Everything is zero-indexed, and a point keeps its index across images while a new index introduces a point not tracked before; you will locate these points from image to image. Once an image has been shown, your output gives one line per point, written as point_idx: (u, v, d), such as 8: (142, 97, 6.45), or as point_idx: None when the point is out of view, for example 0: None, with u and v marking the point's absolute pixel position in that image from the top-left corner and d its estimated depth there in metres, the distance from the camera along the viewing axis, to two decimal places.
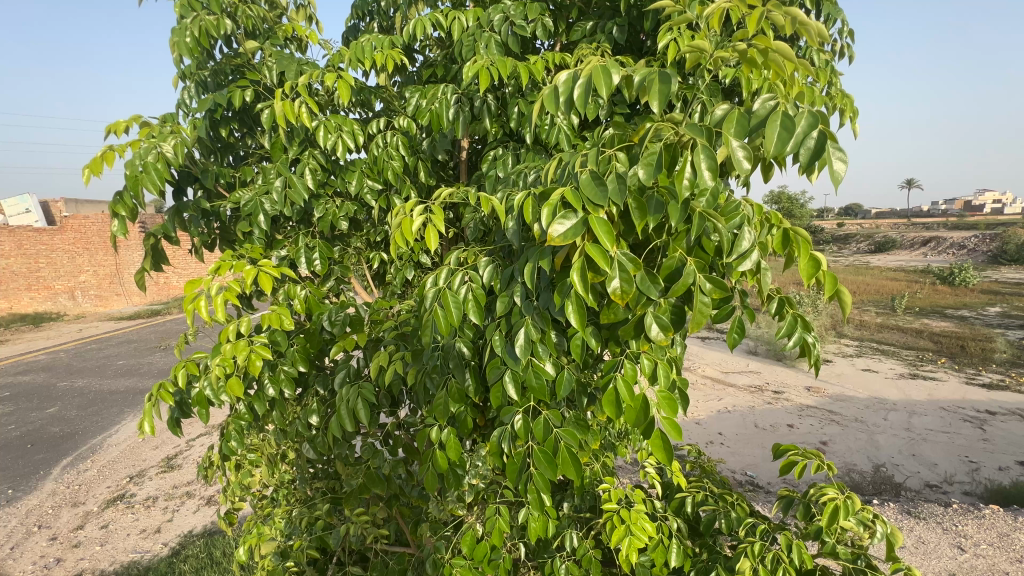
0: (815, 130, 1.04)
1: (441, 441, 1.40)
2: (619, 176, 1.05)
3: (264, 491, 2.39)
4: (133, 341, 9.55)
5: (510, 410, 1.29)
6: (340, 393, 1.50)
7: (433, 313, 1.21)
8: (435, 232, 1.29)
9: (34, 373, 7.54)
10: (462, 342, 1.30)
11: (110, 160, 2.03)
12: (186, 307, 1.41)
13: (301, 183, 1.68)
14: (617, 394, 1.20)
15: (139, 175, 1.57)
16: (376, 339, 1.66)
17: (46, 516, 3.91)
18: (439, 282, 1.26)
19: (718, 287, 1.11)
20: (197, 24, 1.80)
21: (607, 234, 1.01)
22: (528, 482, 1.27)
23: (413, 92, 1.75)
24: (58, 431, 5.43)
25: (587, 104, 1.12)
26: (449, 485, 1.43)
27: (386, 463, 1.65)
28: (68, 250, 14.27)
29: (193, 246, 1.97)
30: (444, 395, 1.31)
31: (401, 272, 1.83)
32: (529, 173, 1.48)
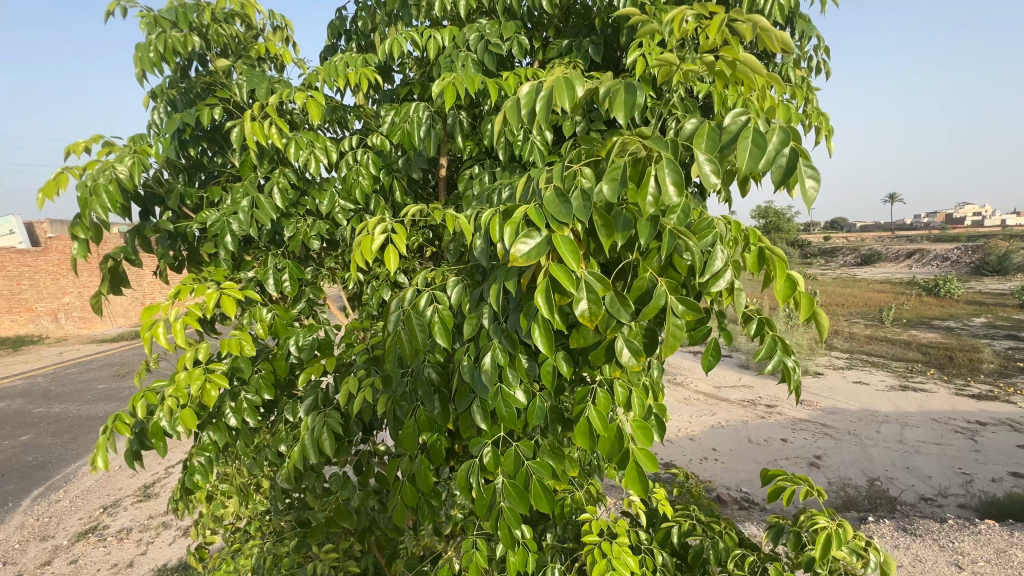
0: (785, 147, 1.05)
1: (412, 472, 1.33)
2: (585, 194, 1.03)
3: (239, 523, 2.31)
4: (114, 364, 9.32)
5: (479, 441, 1.26)
6: (305, 421, 1.47)
7: (398, 337, 1.18)
8: (396, 251, 1.26)
9: (11, 399, 7.32)
10: (431, 365, 1.26)
11: (65, 181, 1.95)
12: (143, 335, 1.36)
13: (269, 203, 1.65)
14: (590, 424, 1.16)
15: (89, 196, 1.55)
16: (347, 362, 1.65)
17: (12, 551, 3.74)
18: (402, 304, 1.22)
19: (690, 308, 1.08)
20: (163, 40, 1.79)
21: (571, 254, 1.00)
22: (499, 517, 1.20)
23: (389, 110, 1.75)
24: (31, 460, 5.24)
25: (552, 119, 1.11)
26: (424, 519, 1.37)
27: (356, 495, 1.59)
28: (53, 272, 14.03)
29: (159, 268, 1.92)
30: (412, 425, 1.24)
31: (378, 293, 1.76)
32: (502, 190, 1.46)
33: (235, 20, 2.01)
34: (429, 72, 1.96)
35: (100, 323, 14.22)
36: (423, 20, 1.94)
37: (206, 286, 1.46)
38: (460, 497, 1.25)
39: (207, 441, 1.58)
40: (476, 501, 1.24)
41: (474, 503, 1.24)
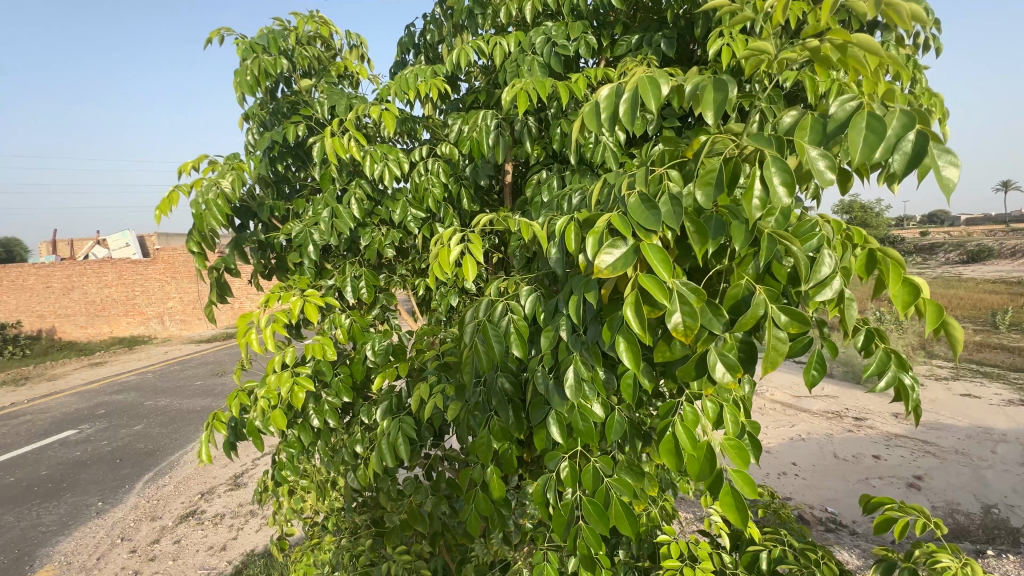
0: (912, 133, 0.92)
1: (485, 481, 1.35)
2: (675, 199, 0.99)
3: (316, 516, 2.44)
4: (210, 363, 10.28)
5: (555, 455, 1.26)
6: (381, 426, 1.53)
7: (475, 349, 1.20)
8: (473, 262, 1.27)
9: (127, 392, 8.30)
10: (504, 376, 1.27)
11: (176, 199, 2.10)
12: (240, 340, 1.49)
13: (347, 213, 1.74)
14: (677, 442, 1.11)
15: (205, 210, 1.71)
16: (419, 367, 1.70)
17: (129, 529, 4.21)
18: (478, 315, 1.25)
19: (794, 319, 1.01)
20: (258, 65, 1.93)
21: (661, 263, 0.96)
22: (578, 536, 1.19)
23: (456, 119, 1.78)
24: (143, 448, 5.89)
25: (633, 121, 1.07)
26: (496, 529, 1.37)
27: (428, 500, 1.62)
28: (159, 279, 15.67)
29: (252, 276, 2.08)
30: (486, 435, 1.26)
31: (446, 299, 1.80)
32: (573, 197, 1.43)
33: (316, 43, 2.16)
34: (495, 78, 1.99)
35: (198, 326, 15.76)
36: (488, 28, 1.96)
37: (292, 293, 1.57)
38: (538, 514, 1.25)
39: (291, 439, 1.71)
40: (556, 519, 1.21)
41: (553, 522, 1.21)
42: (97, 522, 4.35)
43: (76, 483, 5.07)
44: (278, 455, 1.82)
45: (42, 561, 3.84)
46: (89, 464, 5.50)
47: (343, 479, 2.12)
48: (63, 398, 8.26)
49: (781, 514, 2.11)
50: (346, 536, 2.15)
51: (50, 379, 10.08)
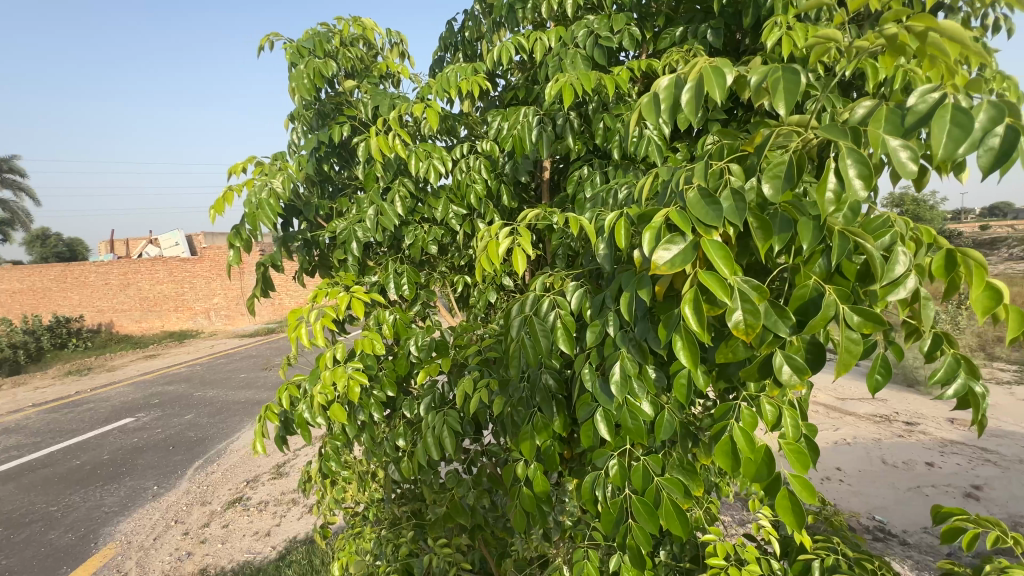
0: (1002, 126, 0.85)
1: (528, 476, 1.38)
2: (737, 194, 0.98)
3: (356, 506, 2.51)
4: (253, 357, 10.73)
5: (603, 453, 1.23)
6: (425, 419, 1.55)
7: (522, 343, 1.21)
8: (523, 255, 1.27)
9: (178, 383, 8.77)
10: (548, 373, 1.27)
11: (229, 199, 2.20)
12: (290, 333, 1.54)
13: (391, 211, 1.78)
14: (733, 444, 1.09)
15: (257, 209, 1.77)
16: (460, 363, 1.68)
17: (181, 512, 4.45)
18: (525, 310, 1.26)
19: (868, 319, 0.97)
20: (308, 68, 1.98)
21: (722, 260, 0.94)
22: (627, 533, 1.20)
23: (496, 116, 1.78)
24: (193, 436, 6.22)
25: (695, 112, 1.05)
26: (537, 525, 1.38)
27: (470, 494, 1.65)
28: (206, 276, 16.46)
29: (298, 273, 2.15)
30: (529, 430, 1.26)
31: (484, 296, 1.82)
32: (618, 191, 1.43)
33: (358, 44, 2.21)
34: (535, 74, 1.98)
35: (242, 321, 16.46)
36: (527, 24, 1.96)
37: (338, 290, 1.63)
38: (586, 512, 1.24)
39: (337, 431, 1.75)
40: (604, 516, 1.22)
41: (600, 518, 1.23)
42: (153, 504, 4.63)
43: (134, 468, 5.40)
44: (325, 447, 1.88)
45: (104, 538, 4.12)
46: (145, 450, 5.84)
47: (383, 471, 2.17)
48: (121, 387, 8.81)
49: (833, 522, 2.03)
50: (386, 527, 2.21)
51: (109, 369, 10.77)
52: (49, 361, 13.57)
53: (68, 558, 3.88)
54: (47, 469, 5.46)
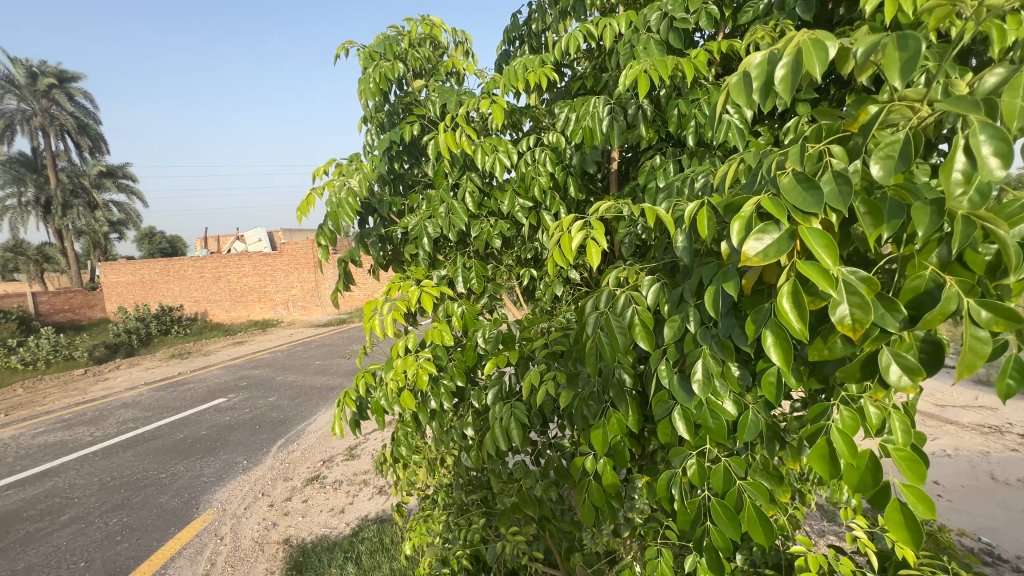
0: None
1: (598, 471, 1.35)
2: (840, 177, 0.90)
3: (426, 490, 2.62)
4: (326, 345, 11.46)
5: (681, 451, 1.22)
6: (493, 410, 1.58)
7: (597, 339, 1.20)
8: (595, 249, 1.26)
9: (262, 368, 9.56)
10: (622, 370, 1.25)
11: (312, 200, 2.34)
12: (366, 325, 1.63)
13: (460, 206, 1.82)
14: (831, 446, 1.04)
15: (337, 208, 1.89)
16: (527, 357, 1.70)
17: (268, 486, 4.87)
18: (600, 306, 1.24)
19: (1000, 315, 0.85)
20: (378, 72, 2.06)
21: (824, 249, 0.87)
22: (705, 537, 1.19)
23: (563, 107, 1.76)
24: (276, 417, 6.77)
25: (790, 89, 0.99)
26: (606, 520, 1.35)
27: (538, 486, 1.68)
28: (286, 270, 17.77)
29: (373, 267, 2.26)
30: (601, 425, 1.25)
31: (550, 289, 1.83)
32: (696, 179, 1.38)
33: (426, 43, 2.27)
34: (603, 62, 1.94)
35: (316, 311, 17.62)
36: (594, 12, 1.92)
37: (410, 283, 1.70)
38: (663, 508, 1.24)
39: (408, 418, 1.83)
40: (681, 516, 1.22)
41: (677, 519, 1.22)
42: (244, 477, 5.10)
43: (227, 443, 5.97)
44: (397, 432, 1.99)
45: (204, 505, 4.60)
46: (236, 428, 6.44)
47: (451, 458, 2.26)
48: (215, 370, 9.75)
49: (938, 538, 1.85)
50: (454, 512, 2.29)
51: (205, 354, 11.94)
52: (156, 345, 15.28)
53: (174, 520, 4.36)
54: (156, 441, 6.17)
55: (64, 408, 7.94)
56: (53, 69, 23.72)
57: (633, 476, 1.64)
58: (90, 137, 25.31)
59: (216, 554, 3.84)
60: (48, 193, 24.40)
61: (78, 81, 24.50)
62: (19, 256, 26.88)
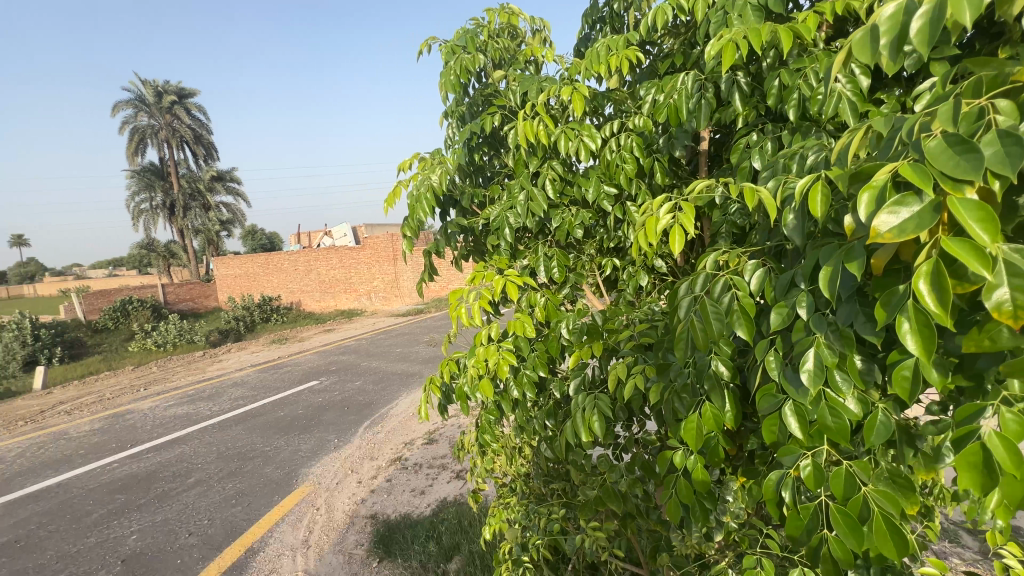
0: None
1: (686, 468, 1.31)
2: (1008, 138, 0.77)
3: (503, 479, 2.67)
4: (405, 334, 12.08)
5: (792, 451, 1.14)
6: (576, 400, 1.57)
7: (691, 324, 1.15)
8: (682, 233, 1.25)
9: (349, 354, 10.29)
10: (719, 360, 1.20)
11: (398, 193, 2.43)
12: (452, 313, 1.69)
13: (541, 194, 1.80)
14: (988, 453, 0.90)
15: (416, 204, 1.96)
16: (612, 348, 1.65)
17: (356, 463, 5.24)
18: (695, 289, 1.22)
19: None
20: (458, 64, 2.10)
21: (980, 223, 0.76)
22: (822, 545, 1.12)
23: (651, 88, 1.69)
24: (362, 400, 7.25)
25: (926, 44, 0.85)
26: (696, 520, 1.32)
27: (623, 480, 1.62)
28: (368, 263, 18.94)
29: (455, 258, 2.33)
30: (696, 418, 1.22)
31: (634, 280, 1.81)
32: (806, 154, 1.26)
33: (505, 34, 2.28)
34: (693, 37, 1.82)
35: (395, 302, 18.61)
36: None
37: (493, 274, 1.73)
38: (770, 512, 1.19)
39: (491, 407, 1.86)
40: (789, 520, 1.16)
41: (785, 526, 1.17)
42: (335, 454, 5.53)
43: (320, 423, 6.50)
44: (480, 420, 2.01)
45: (302, 477, 5.05)
46: (328, 409, 7.00)
47: (531, 448, 2.28)
48: (309, 355, 10.64)
49: None
50: (533, 502, 2.30)
51: (300, 340, 13.06)
52: (259, 332, 16.97)
53: (278, 489, 4.85)
54: (262, 417, 6.87)
55: (187, 385, 9.07)
56: (174, 87, 26.92)
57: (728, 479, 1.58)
58: (204, 146, 28.49)
59: (314, 523, 4.22)
60: (172, 197, 27.89)
61: (194, 97, 27.63)
62: (150, 252, 31.05)
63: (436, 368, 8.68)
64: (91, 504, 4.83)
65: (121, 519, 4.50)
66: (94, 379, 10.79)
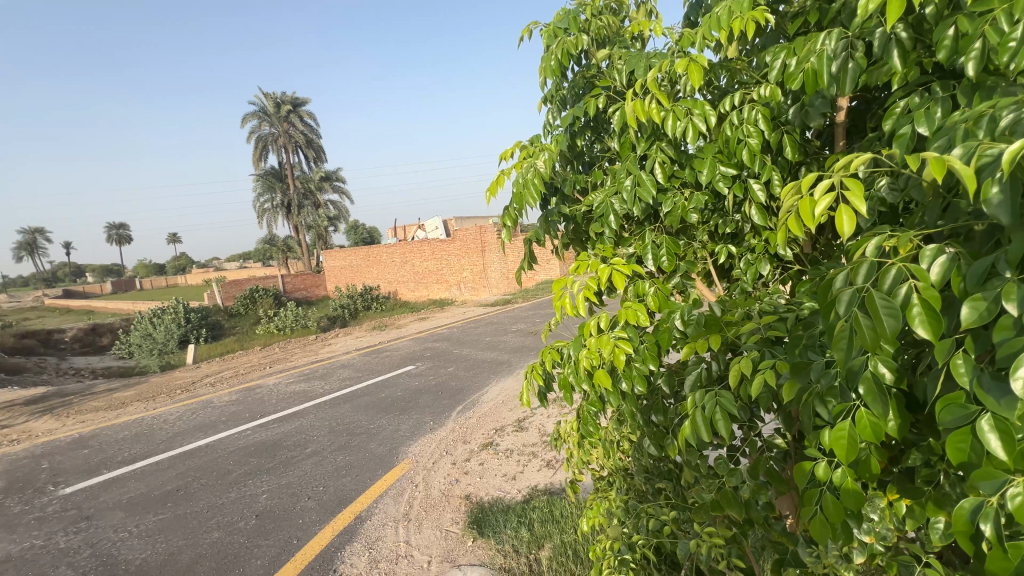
0: None
1: (832, 482, 1.26)
2: None
3: (599, 472, 2.65)
4: (493, 323, 12.42)
5: (991, 476, 0.98)
6: (692, 398, 1.51)
7: (854, 323, 1.05)
8: (850, 214, 1.14)
9: (442, 341, 10.84)
10: (880, 361, 1.09)
11: (501, 182, 2.47)
12: (556, 302, 1.71)
13: (650, 180, 1.74)
14: None
15: (523, 190, 1.99)
16: (731, 342, 1.55)
17: (451, 445, 5.51)
18: (857, 282, 1.09)
19: None
20: (560, 48, 2.06)
21: None
22: None
23: (779, 53, 1.57)
24: (455, 386, 7.59)
25: None
26: (842, 541, 1.25)
27: (745, 487, 1.54)
28: (458, 254, 19.71)
29: (556, 247, 2.33)
30: (850, 425, 1.12)
31: (753, 268, 1.72)
32: (1001, 115, 1.03)
33: (608, 12, 2.21)
34: None
35: (483, 292, 19.18)
36: None
37: (599, 262, 1.70)
38: (962, 547, 1.04)
39: (595, 400, 1.81)
40: (988, 557, 1.00)
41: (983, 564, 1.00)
42: (432, 435, 5.86)
43: (417, 405, 6.93)
44: (582, 412, 2.00)
45: (403, 455, 5.43)
46: (424, 392, 7.44)
47: (633, 442, 2.24)
48: (406, 341, 11.38)
49: None
50: (634, 498, 2.26)
51: (398, 327, 14.00)
52: (361, 319, 18.48)
53: (381, 464, 5.25)
54: (367, 397, 7.48)
55: (304, 365, 10.16)
56: (290, 97, 29.94)
57: (873, 496, 1.39)
58: (315, 150, 31.46)
59: (413, 498, 4.50)
60: (289, 197, 31.24)
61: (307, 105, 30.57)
62: (273, 246, 35.13)
63: (523, 357, 8.82)
64: (232, 465, 5.61)
65: (255, 480, 5.17)
66: (232, 357, 12.49)
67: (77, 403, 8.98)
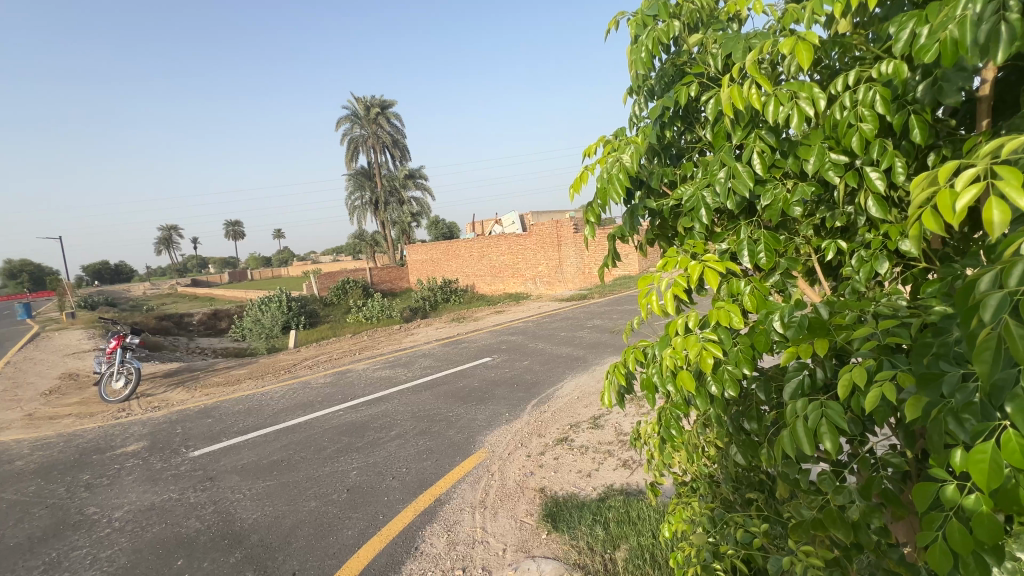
0: None
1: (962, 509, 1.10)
2: None
3: (682, 476, 2.55)
4: (569, 318, 12.36)
5: None
6: (791, 405, 1.40)
7: (1004, 331, 0.91)
8: (1003, 207, 0.98)
9: (518, 335, 10.98)
10: None
11: (585, 177, 2.44)
12: (641, 300, 1.68)
13: (748, 170, 1.64)
14: None
15: (607, 185, 1.95)
16: (838, 348, 1.41)
17: (526, 438, 5.59)
18: (1012, 284, 0.93)
19: None
20: (650, 37, 1.98)
21: None
22: None
23: (905, 22, 1.40)
24: (530, 379, 7.66)
25: None
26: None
27: (854, 506, 1.41)
28: (534, 249, 19.81)
29: (641, 243, 2.26)
30: (992, 448, 0.98)
31: (867, 266, 1.56)
32: None
33: None
34: None
35: (558, 287, 19.11)
36: None
37: (688, 259, 1.63)
38: None
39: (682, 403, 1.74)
40: None
41: None
42: (507, 426, 5.98)
43: (493, 396, 7.10)
44: (666, 414, 1.94)
45: (479, 444, 5.60)
46: (500, 384, 7.61)
47: (721, 448, 2.13)
48: (483, 334, 11.69)
49: None
50: (721, 507, 2.16)
51: (475, 320, 14.39)
52: (441, 311, 19.27)
53: (459, 451, 5.46)
54: (446, 386, 7.81)
55: (389, 353, 10.81)
56: (379, 101, 31.77)
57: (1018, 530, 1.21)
58: (400, 149, 33.17)
59: (489, 486, 4.64)
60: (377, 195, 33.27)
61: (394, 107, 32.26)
62: (362, 241, 37.69)
63: (599, 354, 8.68)
64: (327, 441, 6.14)
65: (346, 457, 5.63)
66: (326, 343, 13.59)
67: (203, 378, 10.32)
